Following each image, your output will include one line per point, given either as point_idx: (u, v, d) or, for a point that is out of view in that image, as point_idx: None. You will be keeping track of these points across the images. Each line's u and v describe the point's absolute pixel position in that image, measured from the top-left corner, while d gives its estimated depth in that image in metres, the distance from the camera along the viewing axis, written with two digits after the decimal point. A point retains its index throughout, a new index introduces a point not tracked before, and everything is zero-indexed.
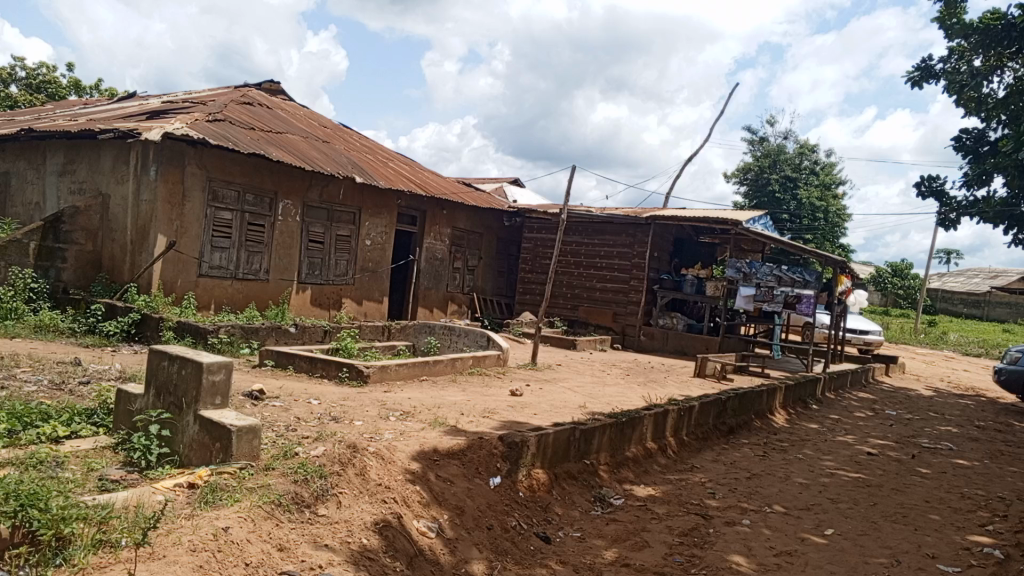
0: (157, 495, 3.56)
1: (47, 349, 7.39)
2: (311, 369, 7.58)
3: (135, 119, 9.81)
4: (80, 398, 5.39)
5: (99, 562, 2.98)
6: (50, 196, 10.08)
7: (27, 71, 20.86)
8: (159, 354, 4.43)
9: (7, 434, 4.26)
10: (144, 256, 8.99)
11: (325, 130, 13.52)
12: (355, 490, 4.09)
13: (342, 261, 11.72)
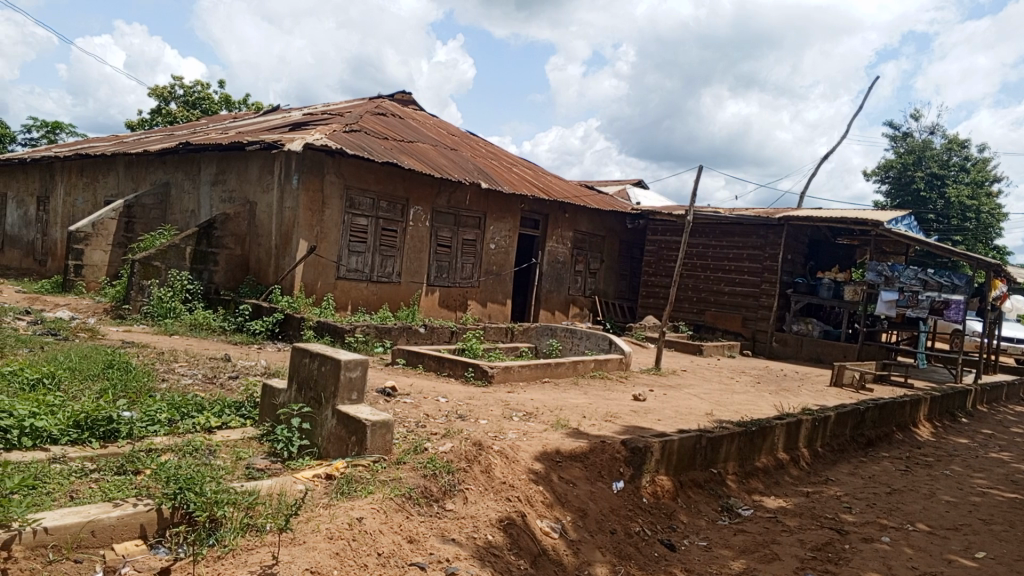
0: (298, 484, 3.79)
1: (201, 346, 8.01)
2: (438, 369, 7.80)
3: (278, 132, 10.43)
4: (230, 391, 5.80)
5: (247, 544, 3.21)
6: (204, 204, 10.88)
7: (185, 89, 22.68)
8: (301, 351, 4.70)
9: (167, 423, 4.64)
10: (287, 260, 9.55)
11: (453, 138, 13.88)
12: (480, 487, 4.18)
13: (468, 264, 11.99)
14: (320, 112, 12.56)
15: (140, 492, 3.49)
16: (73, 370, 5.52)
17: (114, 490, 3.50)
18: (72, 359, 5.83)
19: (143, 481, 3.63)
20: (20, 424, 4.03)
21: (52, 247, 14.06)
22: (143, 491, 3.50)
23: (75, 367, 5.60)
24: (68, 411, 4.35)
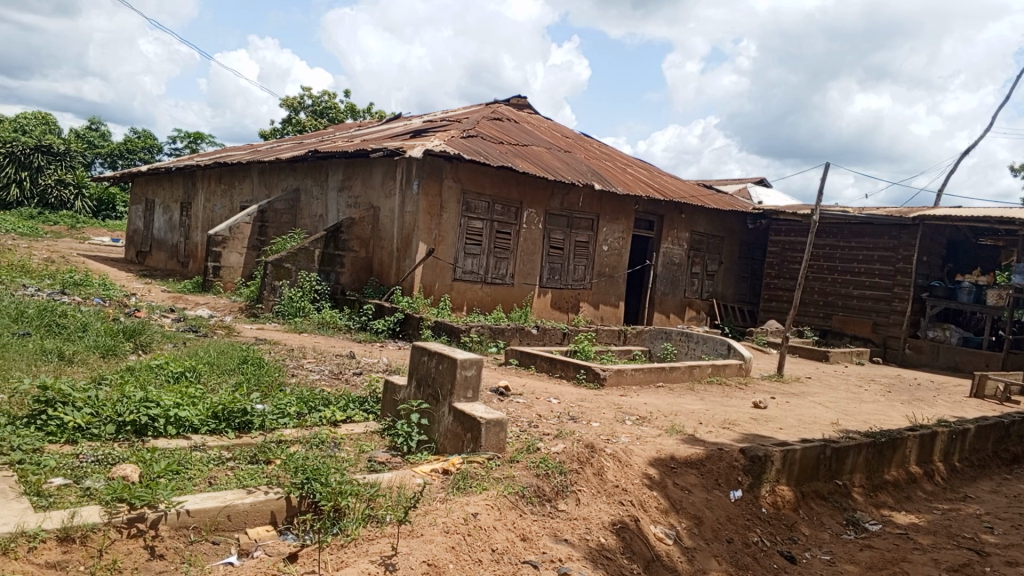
0: (417, 478, 3.92)
1: (327, 343, 8.40)
2: (550, 370, 7.84)
3: (399, 139, 10.79)
4: (353, 387, 6.05)
5: (368, 534, 3.35)
6: (331, 209, 11.40)
7: (313, 99, 23.83)
8: (420, 349, 4.84)
9: (296, 416, 4.91)
10: (407, 262, 9.85)
11: (566, 140, 13.92)
12: (592, 489, 4.18)
13: (582, 266, 11.99)
14: (439, 118, 12.91)
15: (271, 480, 3.71)
16: (213, 364, 5.92)
17: (248, 477, 3.73)
18: (211, 354, 6.25)
19: (275, 470, 3.85)
20: (165, 413, 4.36)
21: (194, 249, 15.11)
22: (273, 479, 3.72)
23: (215, 361, 6.01)
24: (208, 402, 4.66)
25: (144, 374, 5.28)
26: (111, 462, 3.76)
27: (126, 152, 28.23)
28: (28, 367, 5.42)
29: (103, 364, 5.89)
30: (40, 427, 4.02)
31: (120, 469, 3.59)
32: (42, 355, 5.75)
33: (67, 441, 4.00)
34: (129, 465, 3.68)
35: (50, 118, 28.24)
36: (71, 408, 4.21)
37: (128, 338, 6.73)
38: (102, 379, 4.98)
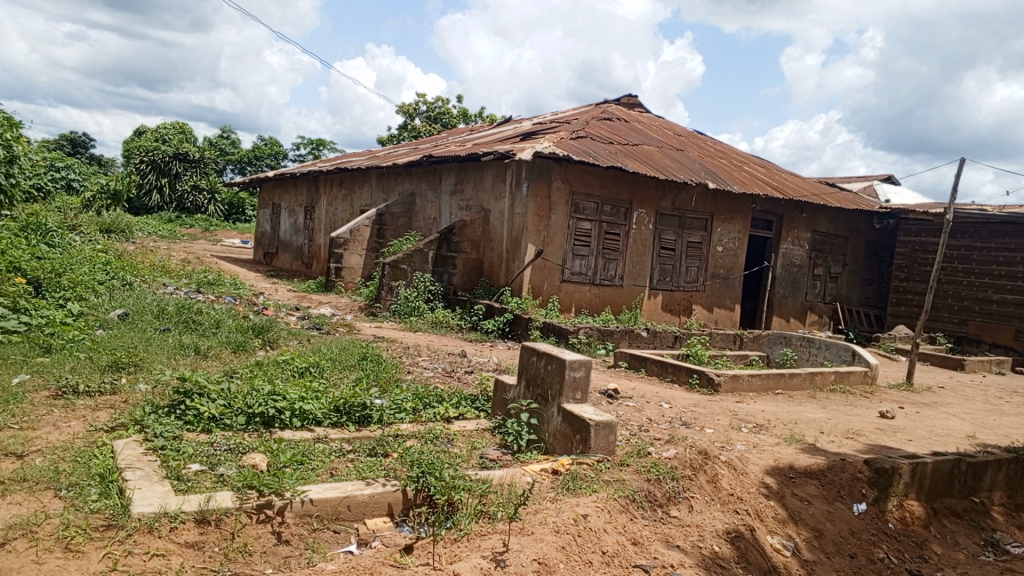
0: (527, 477, 3.95)
1: (440, 342, 8.61)
2: (662, 374, 7.71)
3: (511, 142, 10.90)
4: (465, 385, 6.17)
5: (480, 530, 3.41)
6: (444, 212, 11.66)
7: (428, 105, 24.45)
8: (530, 350, 4.88)
9: (412, 411, 5.05)
10: (517, 264, 9.95)
11: (680, 139, 13.67)
12: (706, 496, 4.09)
13: (694, 267, 11.73)
14: (550, 120, 12.94)
15: (388, 473, 3.84)
16: (335, 360, 6.19)
17: (367, 470, 3.87)
18: (333, 351, 6.53)
19: (391, 463, 3.99)
20: (291, 406, 4.59)
21: (317, 251, 15.81)
22: (390, 472, 3.85)
23: (336, 357, 6.27)
24: (330, 396, 4.87)
25: (272, 368, 5.57)
26: (242, 451, 4.00)
27: (254, 159, 29.94)
28: (168, 361, 5.85)
29: (234, 359, 6.27)
30: (179, 416, 4.33)
31: (250, 458, 3.82)
32: (181, 349, 6.18)
33: (202, 429, 4.29)
34: (258, 455, 3.90)
35: (187, 128, 30.28)
36: (206, 399, 4.49)
37: (257, 334, 7.13)
38: (235, 373, 5.29)
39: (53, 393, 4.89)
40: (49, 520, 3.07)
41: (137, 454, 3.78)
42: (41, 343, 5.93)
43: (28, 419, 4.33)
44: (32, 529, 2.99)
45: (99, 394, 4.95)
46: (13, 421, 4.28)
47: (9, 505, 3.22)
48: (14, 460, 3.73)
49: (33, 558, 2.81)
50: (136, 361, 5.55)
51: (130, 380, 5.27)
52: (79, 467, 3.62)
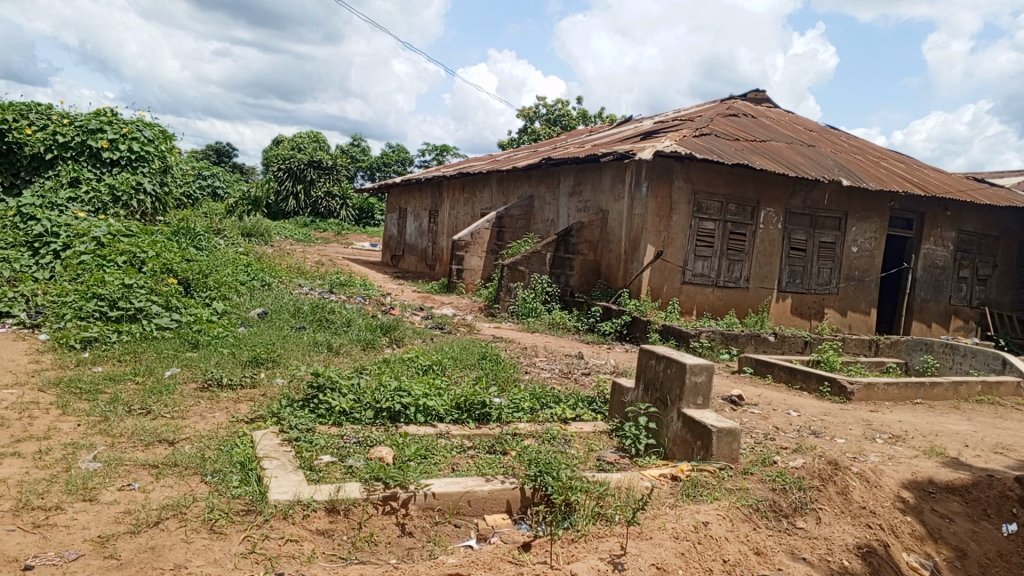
0: (645, 481, 3.93)
1: (558, 344, 8.66)
2: (789, 380, 7.43)
3: (630, 142, 10.80)
4: (583, 387, 6.18)
5: (598, 532, 3.41)
6: (563, 214, 11.69)
7: (548, 108, 24.61)
8: (649, 353, 4.83)
9: (529, 411, 5.11)
10: (636, 265, 9.86)
11: (810, 134, 13.08)
12: (835, 509, 3.92)
13: (826, 269, 11.21)
14: (672, 118, 12.69)
15: (506, 470, 3.90)
16: (456, 358, 6.35)
17: (486, 466, 3.95)
18: (455, 349, 6.71)
19: (510, 461, 4.05)
20: (416, 402, 4.75)
21: (440, 253, 16.24)
22: (509, 470, 3.91)
23: (458, 356, 6.44)
24: (451, 394, 5.00)
25: (398, 365, 5.79)
26: (370, 444, 4.18)
27: (382, 166, 31.13)
28: (303, 357, 6.19)
29: (363, 356, 6.56)
30: (312, 409, 4.58)
31: (377, 451, 3.98)
32: (315, 346, 6.53)
33: (333, 422, 4.52)
34: (384, 448, 4.07)
35: (320, 137, 31.86)
36: (337, 394, 4.72)
37: (384, 333, 7.40)
38: (363, 369, 5.54)
39: (201, 385, 5.29)
40: (197, 503, 3.33)
41: (274, 444, 4.02)
42: (191, 339, 6.42)
43: (179, 408, 4.71)
44: (182, 510, 3.25)
45: (241, 387, 5.30)
46: (166, 410, 4.66)
47: (162, 487, 3.51)
48: (167, 446, 4.07)
49: (182, 537, 3.05)
50: (273, 356, 5.90)
51: (268, 374, 5.62)
52: (223, 455, 3.89)
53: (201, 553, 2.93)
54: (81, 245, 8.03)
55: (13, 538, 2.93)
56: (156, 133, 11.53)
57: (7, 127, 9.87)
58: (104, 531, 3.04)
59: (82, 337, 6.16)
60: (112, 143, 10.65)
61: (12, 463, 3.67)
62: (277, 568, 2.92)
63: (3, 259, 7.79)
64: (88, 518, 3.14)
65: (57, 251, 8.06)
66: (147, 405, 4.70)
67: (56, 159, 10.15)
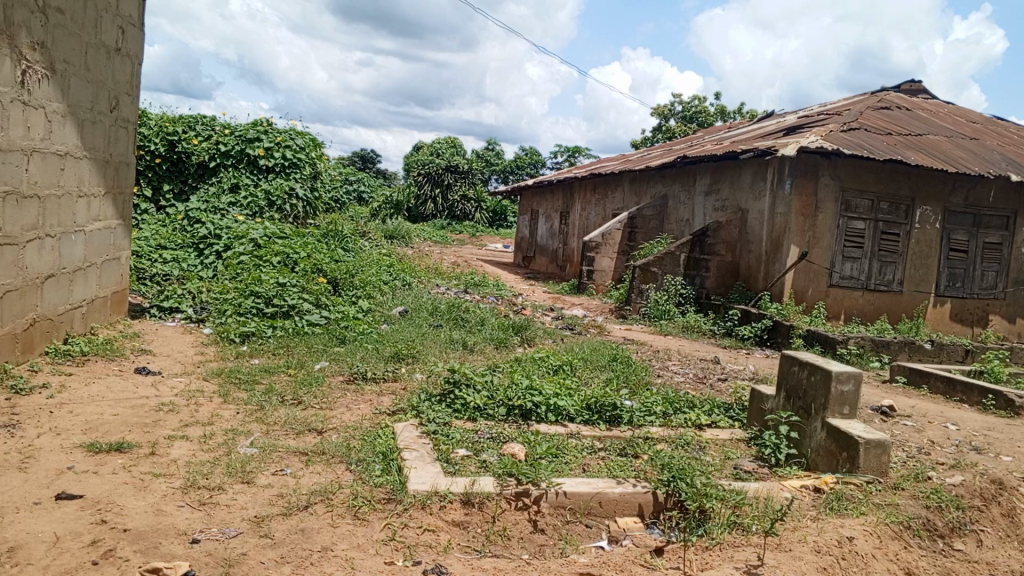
0: (785, 492, 3.79)
1: (693, 347, 8.48)
2: (947, 392, 6.91)
3: (772, 137, 10.39)
4: (719, 393, 6.02)
5: (733, 540, 3.32)
6: (698, 213, 11.43)
7: (684, 105, 24.16)
8: (791, 359, 4.62)
9: (662, 415, 5.04)
10: (778, 267, 9.49)
11: (973, 126, 12.11)
12: (998, 532, 3.63)
13: (991, 272, 10.39)
14: (818, 112, 12.10)
15: (638, 474, 3.87)
16: (588, 360, 6.36)
17: (618, 468, 3.94)
18: (586, 350, 6.73)
19: (642, 465, 4.02)
20: (547, 402, 4.79)
21: (571, 255, 16.29)
22: (641, 473, 3.87)
23: (589, 357, 6.45)
24: (583, 395, 5.01)
25: (530, 364, 5.87)
26: (503, 440, 4.27)
27: (515, 168, 31.65)
28: (440, 353, 6.41)
29: (497, 354, 6.68)
30: (449, 404, 4.74)
31: (510, 447, 4.07)
32: (451, 344, 6.74)
33: (468, 418, 4.64)
34: (516, 445, 4.16)
35: (457, 141, 32.78)
36: (472, 390, 4.85)
37: (516, 332, 7.53)
38: (496, 367, 5.66)
39: (347, 378, 5.59)
40: (342, 490, 3.53)
41: (413, 436, 4.19)
42: (338, 335, 6.78)
43: (326, 400, 4.99)
44: (328, 496, 3.45)
45: (383, 380, 5.55)
46: (315, 401, 4.95)
47: (311, 473, 3.74)
48: (315, 435, 4.33)
49: (329, 521, 3.24)
50: (413, 352, 6.13)
51: (408, 369, 5.85)
52: (366, 445, 4.10)
53: (346, 537, 3.11)
54: (240, 246, 8.68)
55: (182, 513, 3.22)
56: (307, 141, 12.27)
57: (177, 138, 10.84)
58: (259, 511, 3.28)
59: (241, 331, 6.64)
60: (267, 151, 11.44)
61: (181, 445, 4.03)
62: (416, 556, 3.04)
63: (173, 259, 8.53)
64: (246, 499, 3.40)
65: (219, 251, 8.73)
66: (299, 396, 5.03)
67: (218, 167, 11.00)
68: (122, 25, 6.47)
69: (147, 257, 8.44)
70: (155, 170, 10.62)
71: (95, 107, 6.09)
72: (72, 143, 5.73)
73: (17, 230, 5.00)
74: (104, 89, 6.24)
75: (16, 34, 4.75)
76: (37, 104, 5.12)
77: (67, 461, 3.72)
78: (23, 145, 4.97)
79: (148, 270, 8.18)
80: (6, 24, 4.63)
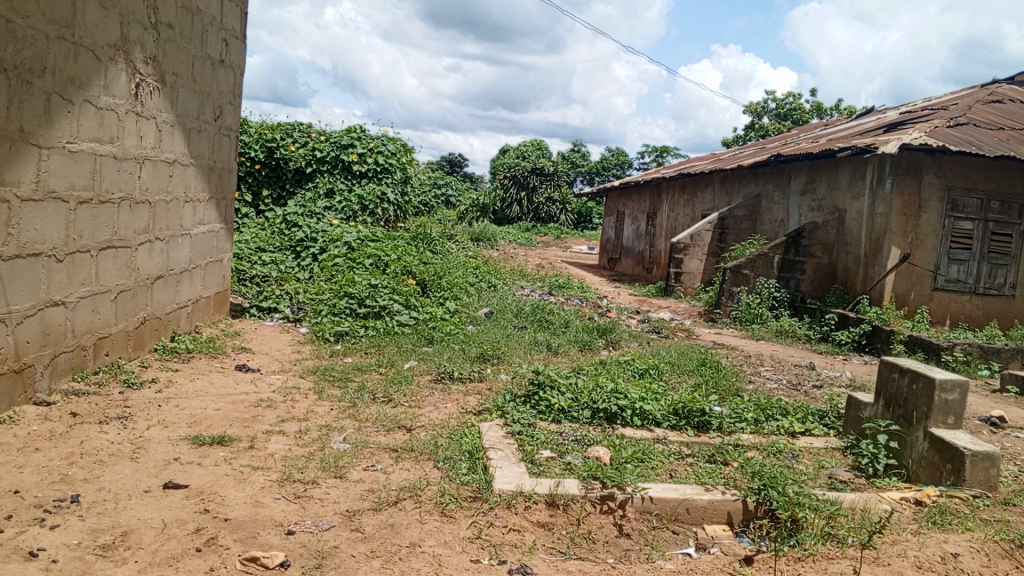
0: (884, 504, 3.65)
1: (786, 353, 8.25)
2: None
3: (872, 134, 9.97)
4: (813, 400, 5.84)
5: (827, 552, 3.22)
6: (793, 214, 11.09)
7: (777, 103, 23.50)
8: (890, 366, 4.43)
9: (754, 421, 4.92)
10: (878, 269, 9.11)
11: None
12: None
13: None
14: (923, 107, 11.54)
15: (728, 481, 3.80)
16: (676, 364, 6.28)
17: (707, 475, 3.88)
18: (673, 354, 6.65)
19: (732, 472, 3.94)
20: (633, 405, 4.76)
21: (658, 256, 16.08)
22: (731, 481, 3.80)
23: (676, 361, 6.36)
24: (670, 399, 4.95)
25: (615, 367, 5.84)
26: (587, 443, 4.27)
27: (602, 169, 31.51)
28: (525, 355, 6.45)
29: (581, 357, 6.69)
30: (534, 405, 4.78)
31: (595, 450, 4.07)
32: (536, 345, 6.78)
33: (553, 420, 4.66)
34: (602, 448, 4.15)
35: (543, 143, 32.88)
36: (557, 392, 4.88)
37: (601, 335, 7.51)
38: (582, 369, 5.66)
39: (435, 377, 5.71)
40: (430, 487, 3.61)
41: (498, 436, 4.24)
42: (426, 335, 6.91)
43: (415, 398, 5.11)
44: (417, 492, 3.54)
45: (469, 380, 5.64)
46: (404, 399, 5.08)
47: (401, 469, 3.85)
48: (405, 432, 4.44)
49: (417, 517, 3.31)
50: (498, 353, 6.20)
51: (493, 370, 5.92)
52: (454, 443, 4.17)
53: (434, 534, 3.17)
54: (335, 249, 8.98)
55: (279, 505, 3.36)
56: (398, 146, 12.57)
57: (276, 145, 11.29)
58: (351, 506, 3.39)
59: (335, 331, 6.86)
60: (361, 157, 11.78)
61: (278, 440, 4.21)
62: (501, 555, 3.08)
63: (272, 261, 8.89)
64: (338, 493, 3.52)
65: (315, 254, 9.06)
66: (389, 394, 5.16)
67: (315, 172, 11.40)
68: (226, 38, 6.81)
69: (247, 260, 8.83)
70: (255, 175, 11.10)
71: (201, 116, 6.42)
72: (179, 150, 6.06)
73: (130, 233, 5.33)
74: (209, 99, 6.58)
75: (131, 50, 5.05)
76: (149, 115, 5.44)
77: (174, 452, 3.94)
78: (136, 154, 5.30)
79: (248, 272, 8.55)
80: (123, 41, 4.93)
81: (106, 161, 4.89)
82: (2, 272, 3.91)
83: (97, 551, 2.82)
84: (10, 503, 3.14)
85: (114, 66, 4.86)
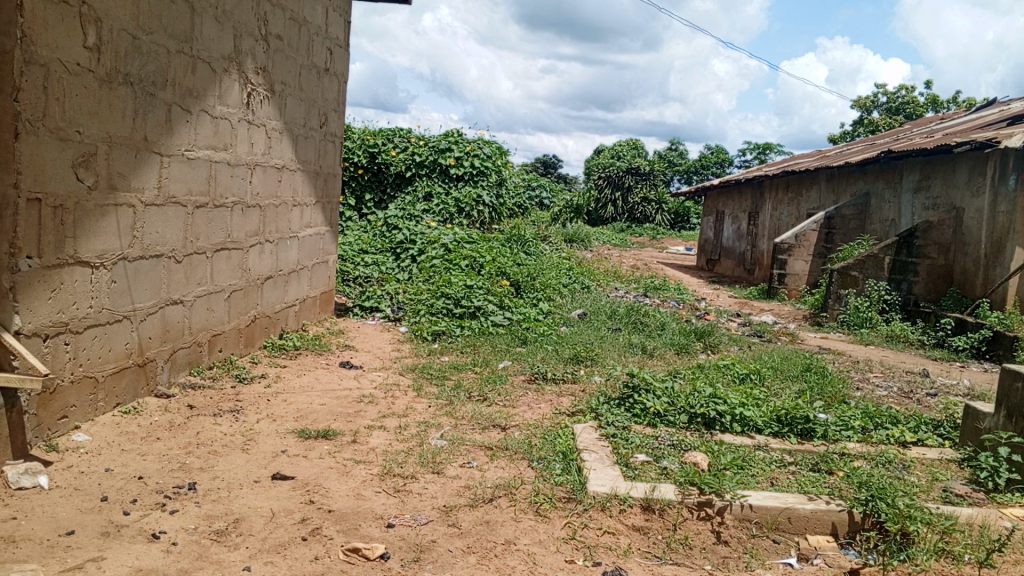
0: (1005, 521, 3.44)
1: (897, 358, 7.88)
2: None
3: (993, 128, 9.39)
4: (926, 408, 5.56)
5: (940, 569, 3.07)
6: (905, 213, 10.57)
7: (889, 96, 22.42)
8: (1013, 374, 4.16)
9: (861, 430, 4.73)
10: (1000, 270, 8.57)
11: None
12: None
13: None
14: None
15: (832, 490, 3.67)
16: (777, 368, 6.10)
17: (810, 484, 3.76)
18: (775, 359, 6.45)
19: (836, 481, 3.80)
20: (732, 411, 4.66)
21: (760, 257, 15.64)
22: (835, 490, 3.67)
23: (778, 366, 6.18)
24: (772, 406, 4.82)
25: (714, 371, 5.73)
26: (684, 448, 4.21)
27: (700, 168, 30.86)
28: (620, 357, 6.42)
29: (677, 360, 6.60)
30: (629, 408, 4.75)
31: (692, 455, 4.02)
32: (630, 347, 6.73)
33: (648, 423, 4.62)
34: (699, 453, 4.08)
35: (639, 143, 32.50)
36: (652, 395, 4.84)
37: (699, 337, 7.37)
38: (678, 373, 5.58)
39: (529, 377, 5.76)
40: (524, 486, 3.65)
41: (592, 438, 4.25)
42: (521, 336, 6.96)
43: (510, 397, 5.17)
44: (511, 490, 3.59)
45: (563, 381, 5.66)
46: (499, 398, 5.15)
47: (496, 467, 3.91)
48: (499, 431, 4.50)
49: (512, 515, 3.36)
50: (592, 355, 6.20)
51: (587, 371, 5.92)
52: (547, 443, 4.20)
53: (528, 532, 3.21)
54: (432, 251, 9.18)
55: (380, 498, 3.48)
56: (494, 149, 12.71)
57: (378, 150, 11.62)
58: (448, 501, 3.47)
59: (433, 330, 7.02)
60: (457, 160, 11.98)
61: (378, 435, 4.35)
62: (595, 557, 3.08)
63: (374, 262, 9.17)
64: (436, 488, 3.61)
65: (414, 255, 9.29)
66: (484, 393, 5.24)
67: (414, 176, 11.67)
68: (331, 47, 7.07)
69: (351, 261, 9.15)
70: (358, 180, 11.47)
71: (307, 123, 6.70)
72: (288, 157, 6.34)
73: (242, 235, 5.62)
74: (315, 106, 6.86)
75: (243, 61, 5.34)
76: (259, 123, 5.72)
77: (282, 444, 4.13)
78: (248, 160, 5.58)
79: (351, 273, 8.86)
80: (236, 52, 5.22)
81: (221, 167, 5.18)
82: (128, 272, 4.20)
83: (213, 536, 3.00)
84: (135, 487, 3.38)
85: (227, 77, 5.15)
